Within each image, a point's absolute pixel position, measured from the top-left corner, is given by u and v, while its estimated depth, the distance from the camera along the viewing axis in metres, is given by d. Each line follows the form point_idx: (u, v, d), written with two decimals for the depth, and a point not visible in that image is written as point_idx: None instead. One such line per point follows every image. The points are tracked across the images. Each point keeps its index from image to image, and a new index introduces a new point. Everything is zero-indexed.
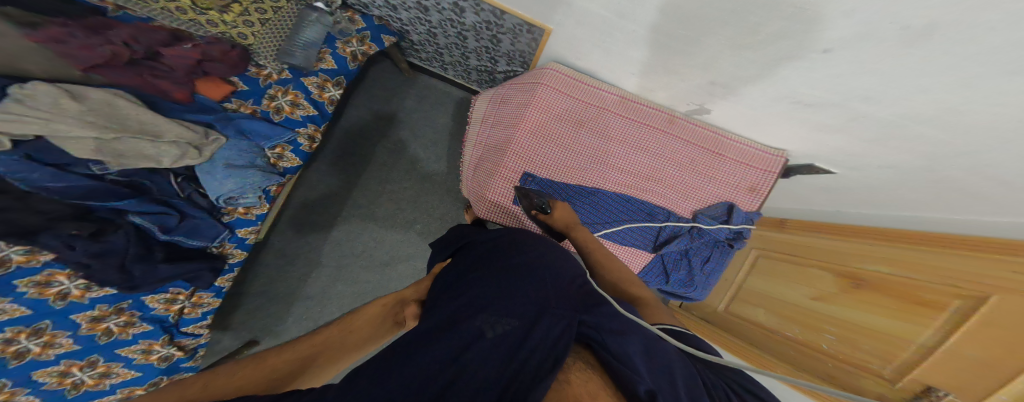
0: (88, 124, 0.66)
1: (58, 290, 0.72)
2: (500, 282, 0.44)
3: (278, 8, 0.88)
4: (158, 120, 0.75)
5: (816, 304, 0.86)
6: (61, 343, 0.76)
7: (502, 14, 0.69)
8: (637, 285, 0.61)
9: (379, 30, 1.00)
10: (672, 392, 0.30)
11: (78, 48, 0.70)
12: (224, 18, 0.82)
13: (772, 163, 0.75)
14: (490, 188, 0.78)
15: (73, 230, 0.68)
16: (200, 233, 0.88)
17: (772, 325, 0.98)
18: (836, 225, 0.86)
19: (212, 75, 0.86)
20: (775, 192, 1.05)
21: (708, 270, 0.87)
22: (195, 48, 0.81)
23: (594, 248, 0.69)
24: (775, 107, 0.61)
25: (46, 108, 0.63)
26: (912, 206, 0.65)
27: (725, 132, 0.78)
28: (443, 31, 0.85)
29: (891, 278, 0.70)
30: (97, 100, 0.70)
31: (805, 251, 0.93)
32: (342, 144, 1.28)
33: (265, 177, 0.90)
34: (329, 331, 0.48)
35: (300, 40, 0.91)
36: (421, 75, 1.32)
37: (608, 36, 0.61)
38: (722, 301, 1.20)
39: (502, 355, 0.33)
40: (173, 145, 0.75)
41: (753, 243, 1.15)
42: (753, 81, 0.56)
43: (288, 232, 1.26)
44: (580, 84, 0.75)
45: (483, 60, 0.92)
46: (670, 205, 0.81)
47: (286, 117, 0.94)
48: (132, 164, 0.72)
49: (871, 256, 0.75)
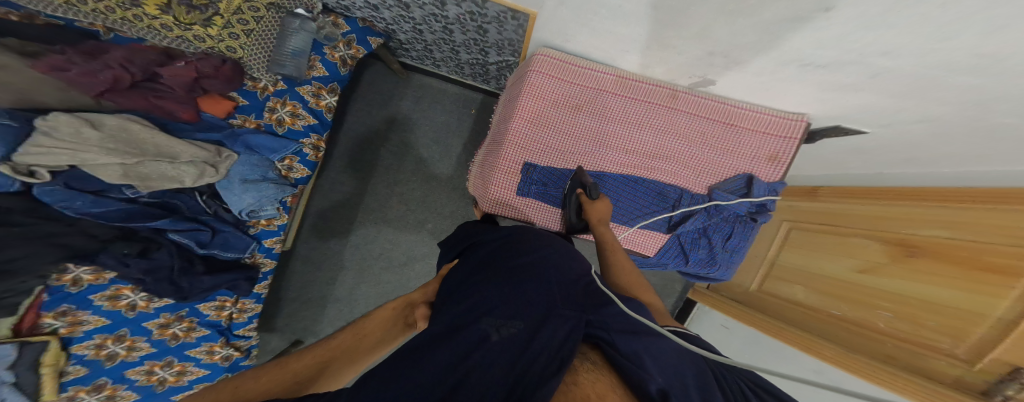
0: (112, 152, 0.68)
1: (127, 302, 0.82)
2: (505, 286, 0.42)
3: (258, 17, 0.80)
4: (172, 141, 0.77)
5: (862, 277, 0.81)
6: (141, 347, 0.87)
7: (484, 3, 0.64)
8: (648, 291, 0.61)
9: (365, 32, 0.96)
10: (685, 393, 0.28)
11: (79, 75, 0.68)
12: (208, 32, 0.74)
13: (793, 129, 0.68)
14: (494, 182, 0.76)
15: (124, 250, 0.74)
16: (229, 248, 0.91)
17: (815, 303, 0.92)
18: (881, 189, 0.83)
19: (211, 92, 0.86)
20: (806, 161, 1.01)
21: (732, 247, 0.82)
22: (189, 65, 0.80)
23: (617, 253, 0.66)
24: (784, 72, 0.56)
25: (71, 140, 0.65)
26: (966, 160, 0.59)
27: (731, 100, 0.71)
28: (428, 27, 0.82)
29: (944, 241, 0.65)
30: (113, 126, 0.72)
31: (856, 221, 0.87)
32: (351, 150, 1.29)
33: (279, 189, 0.92)
34: (345, 334, 0.48)
35: (287, 49, 0.89)
36: (414, 74, 1.29)
37: (595, 14, 0.56)
38: (754, 279, 1.16)
39: (509, 358, 0.31)
40: (191, 165, 0.78)
41: (785, 216, 1.13)
42: (756, 47, 0.51)
43: (312, 241, 1.29)
44: (573, 67, 0.71)
45: (473, 52, 0.89)
46: (682, 182, 0.78)
47: (288, 128, 0.95)
48: (160, 185, 0.75)
49: (928, 218, 0.69)
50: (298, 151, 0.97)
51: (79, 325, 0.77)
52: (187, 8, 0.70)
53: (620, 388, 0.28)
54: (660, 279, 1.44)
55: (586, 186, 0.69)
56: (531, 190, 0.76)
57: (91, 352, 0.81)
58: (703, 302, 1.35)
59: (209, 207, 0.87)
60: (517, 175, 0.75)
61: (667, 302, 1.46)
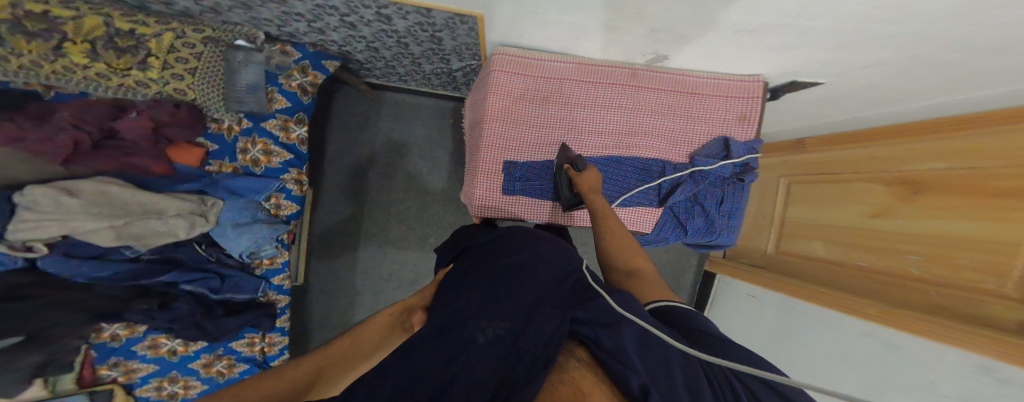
0: (97, 216, 0.70)
1: (166, 348, 0.87)
2: (493, 285, 0.42)
3: (200, 54, 0.78)
4: (154, 197, 0.77)
5: (874, 222, 0.80)
6: (194, 385, 0.94)
7: (429, 11, 0.61)
8: (641, 258, 0.58)
9: (317, 57, 0.93)
10: (668, 386, 0.29)
11: (39, 142, 0.66)
12: (149, 76, 0.74)
13: (751, 90, 0.70)
14: (478, 185, 0.75)
15: (144, 305, 0.77)
16: (240, 290, 0.91)
17: (832, 256, 0.91)
18: (880, 128, 0.82)
19: (177, 141, 0.84)
20: (786, 118, 1.01)
21: (729, 211, 0.78)
22: (141, 115, 0.79)
23: (609, 219, 0.63)
24: (722, 40, 0.55)
25: (53, 211, 0.66)
26: (960, 82, 0.57)
27: (685, 71, 0.72)
28: (382, 43, 0.81)
29: (955, 170, 0.64)
30: (91, 190, 0.71)
31: (869, 164, 0.84)
32: (341, 177, 1.27)
33: (272, 228, 0.92)
34: (344, 340, 0.46)
35: (240, 84, 0.84)
36: (385, 93, 1.28)
37: (535, 8, 0.55)
38: (769, 242, 1.14)
39: (496, 358, 0.31)
40: (180, 217, 0.78)
41: (780, 173, 1.13)
42: (688, 20, 0.50)
43: (322, 273, 1.28)
44: (531, 61, 0.71)
45: (435, 62, 0.88)
46: (663, 155, 0.76)
47: (265, 167, 0.94)
48: (154, 242, 0.76)
49: (927, 153, 0.70)
50: (283, 188, 0.97)
51: (133, 372, 0.86)
52: (117, 52, 0.70)
53: (605, 385, 0.29)
54: (674, 255, 1.42)
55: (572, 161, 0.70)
56: (515, 187, 0.75)
57: (154, 394, 0.91)
58: (721, 271, 1.31)
59: (208, 255, 0.89)
60: (499, 173, 0.75)
61: (687, 277, 1.43)
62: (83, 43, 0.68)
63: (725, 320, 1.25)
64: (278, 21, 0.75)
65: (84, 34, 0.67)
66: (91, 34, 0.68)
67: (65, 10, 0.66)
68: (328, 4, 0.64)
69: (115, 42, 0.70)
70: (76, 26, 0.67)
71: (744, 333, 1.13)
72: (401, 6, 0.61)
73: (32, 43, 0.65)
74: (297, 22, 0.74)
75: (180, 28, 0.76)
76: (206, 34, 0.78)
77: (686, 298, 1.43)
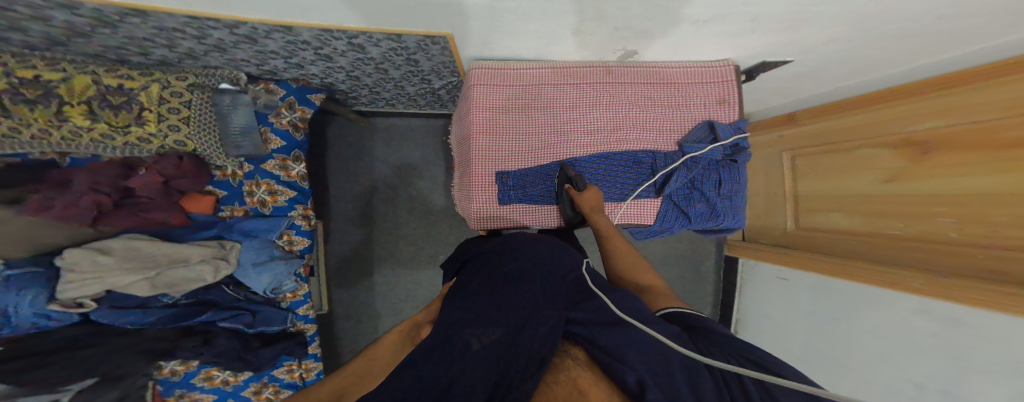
0: (132, 270, 0.75)
1: (220, 379, 0.97)
2: (490, 296, 0.49)
3: (188, 103, 0.76)
4: (179, 247, 0.82)
5: (894, 187, 0.78)
6: None
7: (399, 37, 0.63)
8: (650, 273, 0.62)
9: (302, 91, 0.94)
10: (664, 378, 0.33)
11: (64, 209, 0.69)
12: (148, 130, 0.73)
13: (722, 74, 0.70)
14: (472, 199, 0.76)
15: (192, 342, 0.82)
16: (270, 322, 0.97)
17: (857, 228, 0.88)
18: (899, 89, 0.78)
19: (188, 191, 0.86)
20: (776, 95, 1.00)
21: (729, 192, 0.75)
22: (150, 171, 0.79)
23: (613, 237, 0.67)
24: (681, 32, 0.56)
25: (93, 270, 0.72)
26: (978, 28, 0.53)
27: (659, 63, 0.72)
28: (362, 71, 0.83)
29: (992, 119, 0.60)
30: (121, 248, 0.77)
31: (888, 126, 0.80)
32: (346, 206, 1.30)
33: (286, 263, 0.96)
34: (358, 364, 0.48)
35: (233, 129, 0.86)
36: (376, 118, 1.30)
37: (500, 21, 0.56)
38: (788, 220, 1.10)
39: (493, 361, 0.38)
40: (204, 263, 0.82)
41: (781, 146, 1.12)
42: (647, 14, 0.49)
43: (344, 301, 1.30)
44: (506, 72, 0.73)
45: (416, 82, 0.90)
46: (652, 146, 0.74)
47: (273, 206, 0.98)
48: (185, 288, 0.80)
49: (960, 109, 0.66)
50: (293, 224, 1.01)
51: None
52: (114, 110, 0.70)
53: (603, 381, 0.34)
54: (688, 244, 1.41)
55: (571, 180, 0.70)
56: (510, 194, 0.76)
57: None
58: (741, 255, 1.28)
59: (236, 294, 0.93)
60: (493, 186, 0.76)
61: (707, 264, 1.41)
62: (81, 105, 0.67)
63: (754, 304, 1.24)
64: (256, 60, 0.73)
65: (79, 95, 0.67)
66: (84, 94, 0.67)
67: (53, 73, 0.64)
68: (302, 40, 0.63)
69: (108, 100, 0.69)
70: (68, 87, 0.66)
71: (780, 316, 1.11)
72: (370, 35, 0.62)
73: (36, 111, 0.64)
74: (274, 59, 0.74)
75: (164, 77, 0.74)
76: (190, 80, 0.77)
77: (710, 286, 1.42)
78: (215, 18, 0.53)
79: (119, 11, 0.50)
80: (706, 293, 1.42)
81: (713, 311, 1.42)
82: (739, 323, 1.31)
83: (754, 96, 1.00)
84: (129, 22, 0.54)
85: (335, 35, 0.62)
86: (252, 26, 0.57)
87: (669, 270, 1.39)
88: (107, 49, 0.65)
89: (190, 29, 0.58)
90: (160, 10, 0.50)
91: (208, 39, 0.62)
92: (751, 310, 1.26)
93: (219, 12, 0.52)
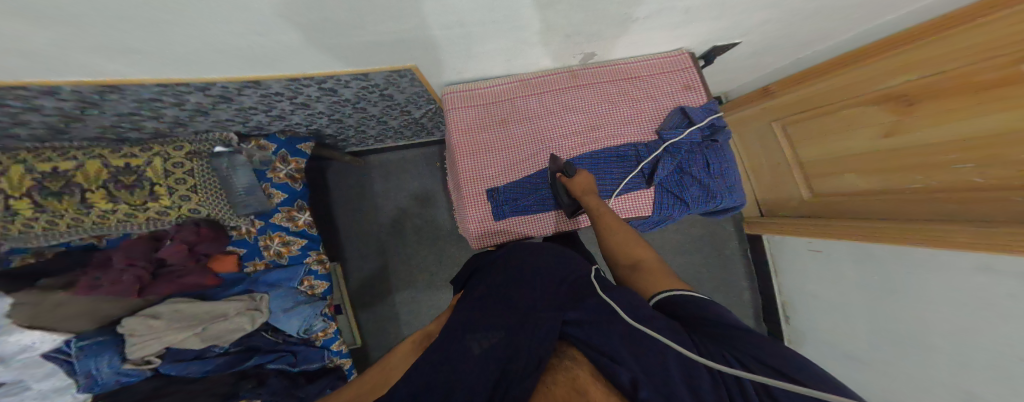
0: (182, 329, 0.82)
1: None
2: (489, 306, 0.49)
3: (190, 171, 0.80)
4: (216, 304, 0.88)
5: (911, 137, 0.74)
6: None
7: (365, 75, 0.64)
8: (641, 247, 0.59)
9: (292, 142, 0.98)
10: (662, 379, 0.32)
11: (111, 286, 0.76)
12: (162, 204, 0.78)
13: (680, 62, 0.75)
14: (467, 218, 0.75)
15: (247, 384, 0.85)
16: (310, 360, 1.00)
17: (879, 186, 0.84)
18: (893, 39, 0.74)
19: (213, 254, 0.91)
20: (760, 62, 0.96)
21: (720, 171, 0.72)
22: (175, 242, 0.85)
23: (606, 216, 0.65)
24: (628, 26, 0.59)
25: (149, 332, 0.79)
26: None
27: (614, 61, 0.76)
28: (344, 114, 0.86)
29: (995, 57, 0.57)
30: (167, 311, 0.83)
31: (859, 87, 0.82)
32: (357, 244, 1.34)
33: (313, 306, 1.00)
34: (374, 370, 0.51)
35: (239, 189, 0.89)
36: (369, 156, 1.35)
37: (461, 45, 0.57)
38: (800, 187, 1.06)
39: (494, 367, 0.38)
40: (241, 315, 0.89)
41: (766, 117, 1.09)
42: (595, 5, 0.49)
43: (372, 337, 1.31)
44: (477, 92, 0.74)
45: (397, 115, 0.93)
46: (633, 138, 0.74)
47: (289, 256, 1.00)
48: (229, 339, 0.87)
49: (932, 59, 0.67)
50: (310, 270, 1.03)
51: None
52: (128, 190, 0.75)
53: (599, 382, 0.35)
54: (705, 228, 1.35)
55: (562, 168, 0.70)
56: (504, 210, 0.73)
57: None
58: (763, 232, 1.22)
59: (276, 338, 0.98)
60: (485, 203, 0.74)
61: (731, 245, 1.35)
62: (99, 190, 0.73)
63: (796, 283, 1.15)
64: (239, 118, 0.75)
65: (95, 180, 0.73)
66: (99, 178, 0.73)
67: (65, 162, 0.70)
68: (273, 92, 0.65)
69: (120, 180, 0.74)
70: (82, 175, 0.71)
71: (825, 287, 1.03)
72: (338, 79, 0.64)
73: (63, 202, 0.70)
74: (255, 115, 0.76)
75: (164, 149, 0.78)
76: (187, 148, 0.81)
77: (741, 268, 1.34)
78: (184, 82, 0.54)
79: (94, 89, 0.51)
80: (740, 276, 1.34)
81: (752, 295, 1.33)
82: (787, 305, 1.21)
83: (729, 73, 0.99)
84: (110, 100, 0.56)
85: (303, 83, 0.63)
86: (221, 85, 0.58)
87: (692, 259, 1.34)
88: (104, 129, 0.68)
89: (167, 97, 0.59)
90: (135, 84, 0.52)
91: (188, 104, 0.64)
92: (794, 289, 1.17)
93: (186, 76, 0.53)
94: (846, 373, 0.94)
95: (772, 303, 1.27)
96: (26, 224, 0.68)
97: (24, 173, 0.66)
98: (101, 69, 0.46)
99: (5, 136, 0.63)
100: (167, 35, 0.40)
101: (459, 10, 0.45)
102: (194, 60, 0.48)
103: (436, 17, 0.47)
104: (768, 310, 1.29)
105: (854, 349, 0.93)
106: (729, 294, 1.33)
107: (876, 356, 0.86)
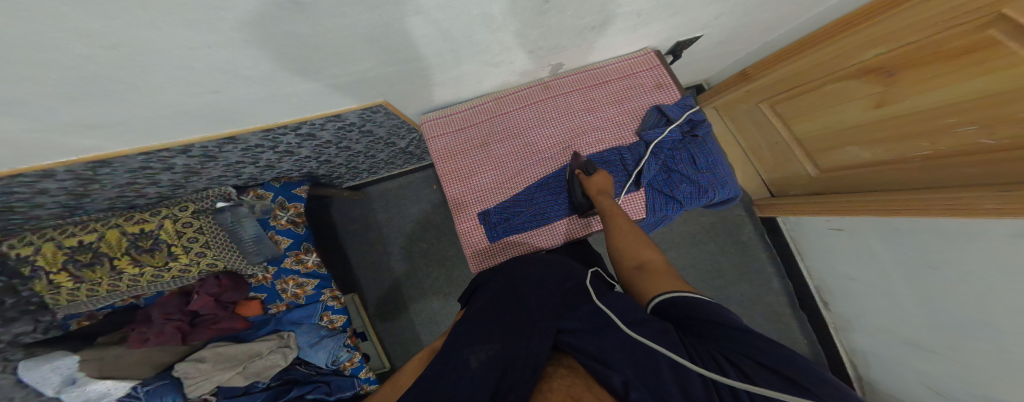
0: (225, 368, 0.87)
1: None
2: (484, 321, 0.47)
3: (200, 230, 0.83)
4: (253, 343, 0.92)
5: (900, 107, 0.70)
6: None
7: (339, 116, 0.66)
8: (647, 248, 0.57)
9: (287, 188, 0.99)
10: (655, 378, 0.32)
11: (158, 338, 0.83)
12: (182, 262, 0.82)
13: (647, 61, 0.75)
14: (464, 243, 0.72)
15: None
16: (343, 388, 1.00)
17: (880, 157, 0.79)
18: (855, 12, 0.71)
19: (239, 300, 0.94)
20: (740, 45, 0.93)
21: (709, 165, 0.69)
22: (202, 294, 0.88)
23: (617, 217, 0.62)
24: (579, 35, 0.59)
25: (198, 374, 0.84)
26: None
27: (585, 67, 0.76)
28: (332, 153, 0.89)
29: (956, 26, 0.56)
30: (210, 354, 0.88)
31: (834, 64, 0.79)
32: (367, 274, 1.35)
33: (337, 337, 1.00)
34: (384, 387, 0.48)
35: (246, 239, 0.90)
36: (367, 188, 1.38)
37: (421, 77, 0.59)
38: (805, 164, 1.00)
39: (490, 383, 0.37)
40: (275, 352, 0.92)
41: (753, 100, 1.05)
42: (536, 22, 0.49)
43: (396, 363, 1.30)
44: (453, 117, 0.75)
45: (383, 147, 0.96)
46: (614, 142, 0.73)
47: (305, 296, 1.00)
48: (268, 374, 0.90)
49: (903, 30, 0.64)
50: (327, 306, 1.03)
51: None
52: (149, 253, 0.79)
53: (593, 385, 0.34)
54: (716, 216, 1.29)
55: (582, 167, 0.68)
56: (498, 231, 0.71)
57: None
58: (777, 214, 1.15)
59: (310, 370, 1.00)
60: (478, 227, 0.72)
61: (747, 230, 1.28)
62: (124, 257, 0.78)
63: (826, 264, 1.07)
64: (230, 173, 0.79)
65: (119, 248, 0.77)
66: (121, 246, 0.77)
67: (89, 235, 0.75)
68: (254, 145, 0.68)
69: (140, 245, 0.79)
70: (106, 244, 0.76)
71: (857, 265, 0.95)
72: (314, 123, 0.66)
73: (95, 272, 0.76)
74: (245, 167, 0.79)
75: (172, 211, 0.82)
76: (192, 208, 0.84)
77: (763, 253, 1.26)
78: (163, 148, 0.57)
79: (86, 165, 0.55)
80: (763, 262, 1.26)
81: (781, 282, 1.24)
82: (823, 290, 1.12)
83: (708, 58, 0.96)
84: (106, 173, 0.60)
85: (279, 132, 0.65)
86: (201, 145, 0.61)
87: (707, 249, 1.27)
88: (114, 200, 0.74)
89: (155, 163, 0.62)
90: (121, 155, 0.55)
91: (179, 167, 0.68)
92: (826, 271, 1.08)
93: (167, 142, 0.56)
94: (918, 362, 0.85)
95: (805, 287, 1.17)
96: (71, 293, 0.75)
97: (56, 249, 0.72)
98: (90, 144, 0.49)
99: (28, 219, 0.68)
100: (132, 104, 0.42)
101: (405, 46, 0.46)
102: (170, 125, 0.51)
103: (392, 56, 0.48)
104: (802, 294, 1.20)
105: (917, 336, 0.84)
106: (756, 283, 1.25)
107: (949, 344, 0.77)
